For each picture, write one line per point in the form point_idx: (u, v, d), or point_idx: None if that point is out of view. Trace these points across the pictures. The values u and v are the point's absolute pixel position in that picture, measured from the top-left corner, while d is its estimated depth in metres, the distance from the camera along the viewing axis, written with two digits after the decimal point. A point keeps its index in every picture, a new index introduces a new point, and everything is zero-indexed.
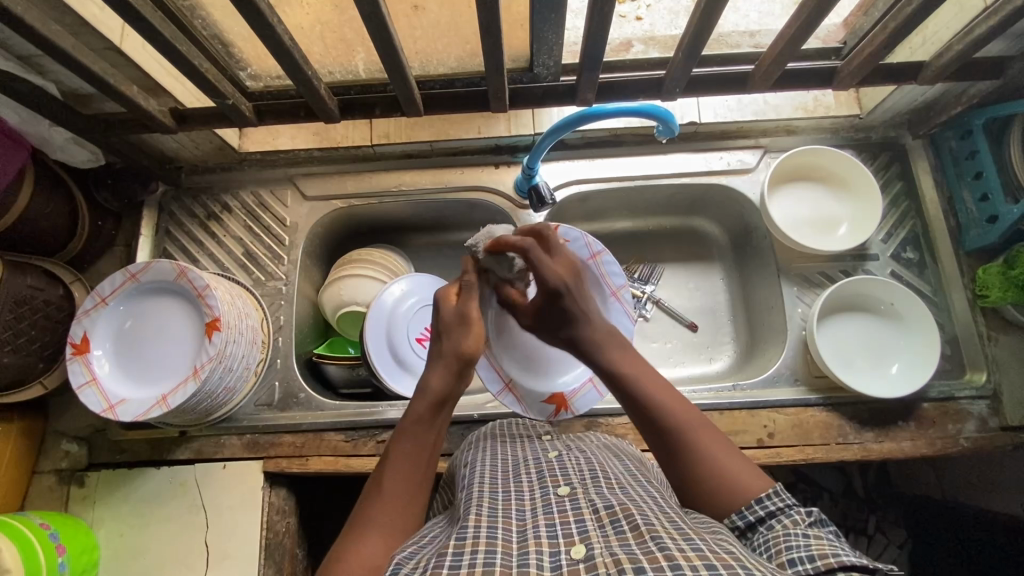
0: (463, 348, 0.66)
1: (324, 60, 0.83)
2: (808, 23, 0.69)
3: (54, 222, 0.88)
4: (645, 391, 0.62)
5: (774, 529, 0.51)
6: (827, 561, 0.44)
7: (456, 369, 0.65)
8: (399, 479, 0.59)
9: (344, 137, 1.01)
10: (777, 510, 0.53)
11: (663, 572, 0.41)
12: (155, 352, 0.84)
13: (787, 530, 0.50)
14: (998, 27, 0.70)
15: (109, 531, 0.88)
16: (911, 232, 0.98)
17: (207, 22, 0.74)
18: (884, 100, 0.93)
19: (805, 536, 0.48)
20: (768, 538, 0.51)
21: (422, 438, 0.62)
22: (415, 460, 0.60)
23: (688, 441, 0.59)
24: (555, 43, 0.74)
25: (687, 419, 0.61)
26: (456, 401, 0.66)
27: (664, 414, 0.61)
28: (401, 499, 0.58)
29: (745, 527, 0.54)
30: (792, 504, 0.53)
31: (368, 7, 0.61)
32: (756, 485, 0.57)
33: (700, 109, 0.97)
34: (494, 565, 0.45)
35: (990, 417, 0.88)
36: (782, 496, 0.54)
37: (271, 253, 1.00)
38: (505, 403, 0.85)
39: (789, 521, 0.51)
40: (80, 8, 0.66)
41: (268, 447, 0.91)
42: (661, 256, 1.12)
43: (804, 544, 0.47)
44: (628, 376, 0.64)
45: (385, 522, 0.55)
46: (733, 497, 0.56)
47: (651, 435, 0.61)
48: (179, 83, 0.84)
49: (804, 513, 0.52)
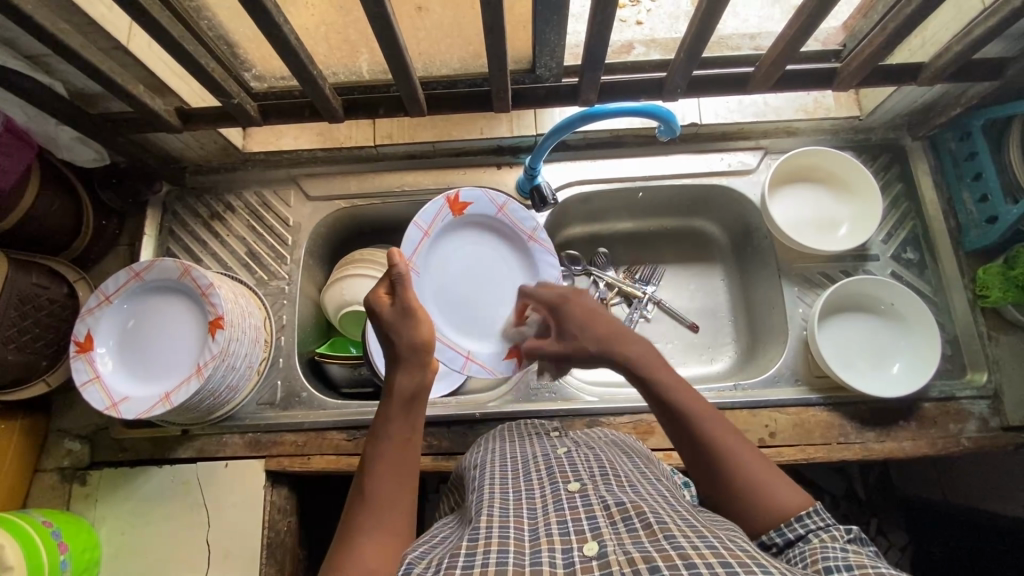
0: (414, 339, 0.66)
1: (328, 60, 0.84)
2: (808, 25, 0.70)
3: (59, 221, 0.89)
4: (684, 404, 0.63)
5: (811, 543, 0.51)
6: (865, 570, 0.44)
7: (417, 361, 0.66)
8: (388, 479, 0.59)
9: (348, 137, 1.01)
10: (816, 528, 0.53)
11: (678, 570, 0.41)
12: (152, 350, 0.84)
13: (823, 544, 0.50)
14: (997, 27, 0.70)
15: (110, 530, 0.88)
16: (911, 233, 0.98)
17: (213, 23, 0.75)
18: (883, 102, 0.94)
19: (842, 549, 0.48)
20: (805, 551, 0.50)
21: (398, 435, 0.62)
22: (397, 458, 0.60)
23: (726, 454, 0.59)
24: (557, 44, 0.75)
25: (726, 434, 0.61)
26: (427, 395, 0.66)
27: (703, 428, 0.61)
28: (393, 497, 0.57)
29: (783, 544, 0.55)
30: (830, 523, 0.54)
31: (374, 6, 0.61)
32: (796, 500, 0.57)
33: (700, 110, 0.98)
34: (507, 565, 0.45)
35: (991, 417, 0.89)
36: (822, 514, 0.55)
37: (274, 253, 1.01)
38: (471, 372, 0.89)
39: (826, 537, 0.52)
40: (88, 8, 0.67)
41: (270, 445, 0.91)
42: (662, 257, 1.12)
43: (841, 556, 0.47)
44: (668, 393, 0.64)
45: (375, 521, 0.55)
46: (774, 511, 0.56)
47: (689, 446, 0.61)
48: (184, 83, 0.85)
49: (841, 530, 0.52)
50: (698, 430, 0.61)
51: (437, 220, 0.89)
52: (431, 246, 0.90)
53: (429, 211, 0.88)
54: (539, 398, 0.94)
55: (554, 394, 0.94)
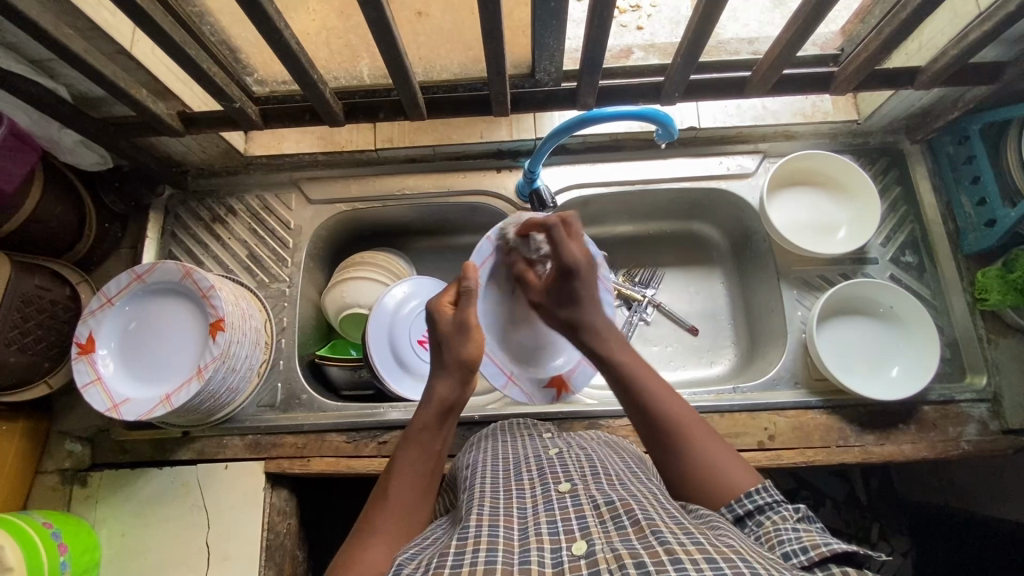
0: (465, 355, 0.68)
1: (329, 65, 0.85)
2: (804, 30, 0.70)
3: (61, 224, 0.90)
4: (645, 385, 0.66)
5: (763, 524, 0.53)
6: (819, 550, 0.46)
7: (462, 375, 0.67)
8: (410, 484, 0.60)
9: (349, 142, 1.01)
10: (767, 503, 0.55)
11: (664, 567, 0.41)
12: (159, 353, 0.85)
13: (777, 526, 0.52)
14: (992, 31, 0.71)
15: (110, 531, 0.88)
16: (910, 236, 0.98)
17: (215, 28, 0.76)
18: (881, 106, 0.94)
19: (795, 530, 0.50)
20: (760, 531, 0.53)
21: (430, 443, 0.63)
22: (423, 464, 0.62)
23: (684, 436, 0.62)
24: (556, 49, 0.75)
25: (683, 414, 0.64)
26: (462, 407, 0.68)
27: (660, 408, 0.64)
28: (412, 501, 0.59)
29: (736, 520, 0.56)
30: (779, 501, 0.55)
31: (374, 11, 0.62)
32: (747, 480, 0.59)
33: (699, 115, 0.98)
34: (495, 564, 0.45)
35: (990, 421, 0.89)
36: (771, 491, 0.56)
37: (275, 255, 1.01)
38: (510, 394, 0.90)
39: (777, 516, 0.53)
40: (92, 13, 0.67)
41: (270, 447, 0.92)
42: (662, 260, 1.13)
43: (795, 537, 0.49)
44: (628, 372, 0.68)
45: (392, 522, 0.57)
46: (724, 489, 0.58)
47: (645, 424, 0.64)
48: (187, 87, 0.86)
49: (791, 509, 0.54)
50: (654, 407, 0.64)
51: (510, 235, 0.86)
52: (497, 264, 0.87)
53: (502, 229, 0.87)
54: (538, 400, 0.95)
55: (554, 397, 0.95)
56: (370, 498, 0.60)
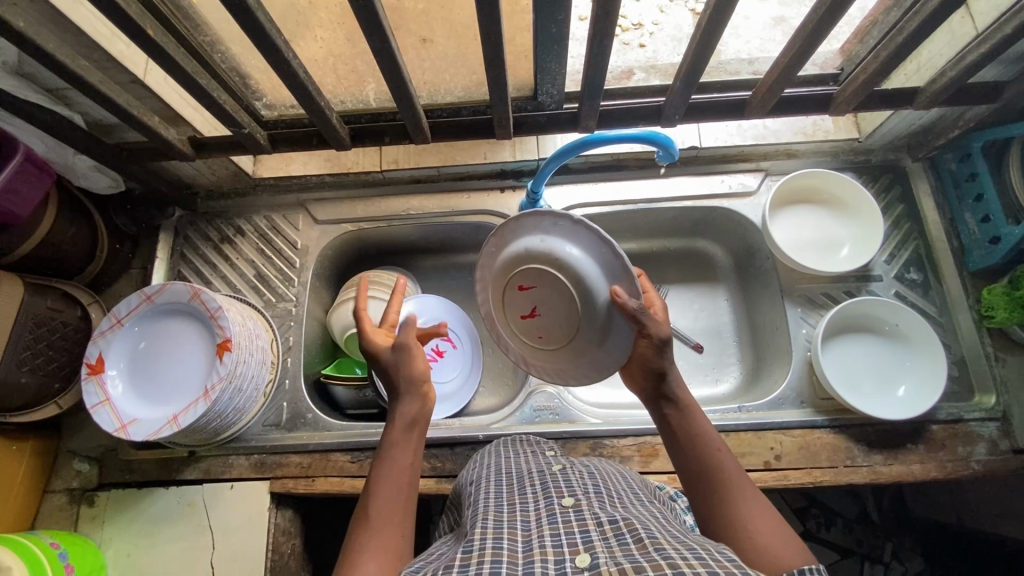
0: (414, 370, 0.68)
1: (336, 90, 0.86)
2: (803, 51, 0.71)
3: (73, 246, 0.92)
4: (704, 447, 0.63)
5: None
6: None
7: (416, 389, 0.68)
8: (393, 498, 0.60)
9: (355, 163, 1.05)
10: None
11: None
12: (152, 380, 0.85)
13: None
14: (988, 53, 0.71)
15: (116, 551, 0.89)
16: (914, 254, 0.98)
17: (226, 56, 0.78)
18: (880, 125, 0.95)
19: None
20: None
21: (404, 456, 0.64)
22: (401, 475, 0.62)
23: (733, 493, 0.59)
24: (558, 73, 0.76)
25: (739, 479, 0.60)
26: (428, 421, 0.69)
27: (715, 467, 0.61)
28: (396, 514, 0.59)
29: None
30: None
31: (378, 41, 0.64)
32: (799, 555, 0.53)
33: (700, 135, 1.00)
34: (501, 573, 0.45)
35: (1000, 440, 0.88)
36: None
37: (282, 275, 1.02)
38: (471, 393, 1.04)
39: None
40: (107, 44, 0.70)
41: (275, 466, 0.92)
42: (666, 278, 1.13)
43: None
44: (688, 428, 0.65)
45: (383, 538, 0.57)
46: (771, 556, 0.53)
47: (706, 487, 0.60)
48: (198, 113, 0.88)
49: None
50: (710, 467, 0.61)
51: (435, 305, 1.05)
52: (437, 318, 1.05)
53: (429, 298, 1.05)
54: (542, 420, 0.94)
55: (557, 416, 0.94)
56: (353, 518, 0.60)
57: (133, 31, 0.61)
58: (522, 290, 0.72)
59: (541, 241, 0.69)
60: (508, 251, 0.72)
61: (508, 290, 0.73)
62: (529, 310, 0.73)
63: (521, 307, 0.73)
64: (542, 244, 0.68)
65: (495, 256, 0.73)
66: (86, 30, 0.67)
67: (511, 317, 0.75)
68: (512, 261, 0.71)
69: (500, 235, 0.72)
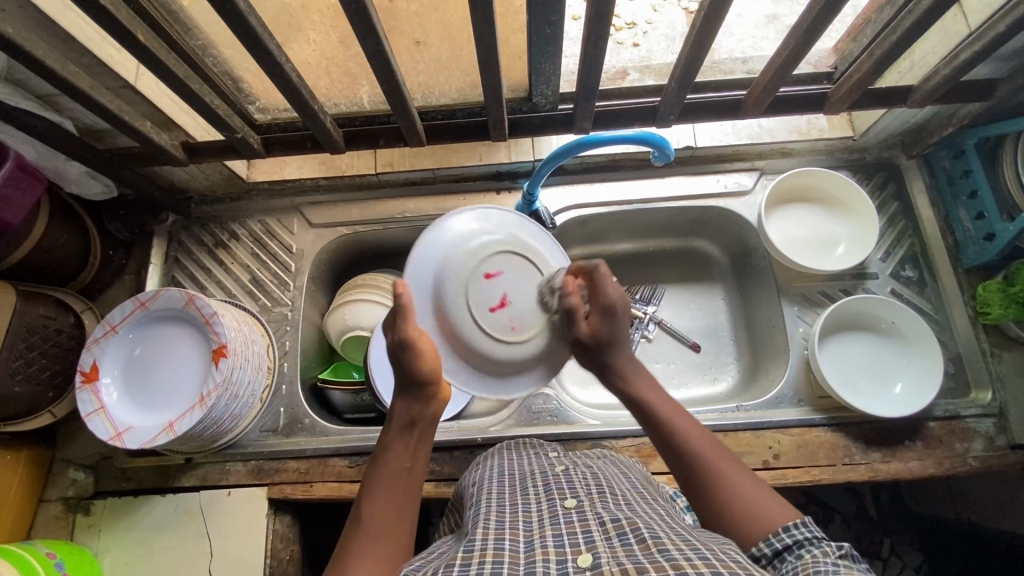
0: (418, 373, 0.64)
1: (330, 92, 0.86)
2: (796, 51, 0.71)
3: (67, 253, 0.91)
4: (671, 420, 0.66)
5: (803, 557, 0.50)
6: None
7: (418, 391, 0.64)
8: (386, 502, 0.60)
9: (350, 167, 1.03)
10: (806, 539, 0.52)
11: None
12: (149, 392, 0.84)
13: (816, 559, 0.49)
14: (981, 52, 0.72)
15: (113, 560, 0.88)
16: (909, 251, 0.99)
17: (218, 59, 0.77)
18: (874, 124, 0.95)
19: (834, 566, 0.47)
20: (796, 563, 0.49)
21: (403, 462, 0.62)
22: (401, 482, 0.61)
23: (711, 467, 0.61)
24: (552, 74, 0.76)
25: (712, 449, 0.63)
26: (433, 420, 0.66)
27: (694, 447, 0.63)
28: (387, 521, 0.58)
29: (773, 556, 0.53)
30: (820, 536, 0.53)
31: (372, 44, 0.63)
32: (785, 515, 0.56)
33: (695, 135, 0.99)
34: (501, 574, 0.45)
35: (997, 436, 0.88)
36: (810, 526, 0.54)
37: (278, 280, 1.02)
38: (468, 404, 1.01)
39: (818, 551, 0.50)
40: (97, 49, 0.69)
41: (273, 472, 0.91)
42: (662, 277, 1.13)
43: (832, 570, 0.46)
44: (658, 409, 0.67)
45: (372, 545, 0.56)
46: (764, 524, 0.56)
47: (678, 461, 0.64)
48: (189, 117, 0.87)
49: (834, 545, 0.51)
50: (683, 445, 0.64)
51: None
52: None
53: None
54: (541, 421, 0.95)
55: (556, 418, 0.95)
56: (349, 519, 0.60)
57: (123, 36, 0.60)
58: (485, 281, 0.67)
59: (461, 247, 0.68)
60: (450, 261, 0.68)
61: (469, 284, 0.67)
62: (494, 303, 0.68)
63: (487, 300, 0.67)
64: (464, 248, 0.68)
65: (450, 276, 0.67)
66: (76, 37, 0.66)
67: (467, 320, 0.67)
68: (471, 250, 0.68)
69: (425, 245, 0.69)
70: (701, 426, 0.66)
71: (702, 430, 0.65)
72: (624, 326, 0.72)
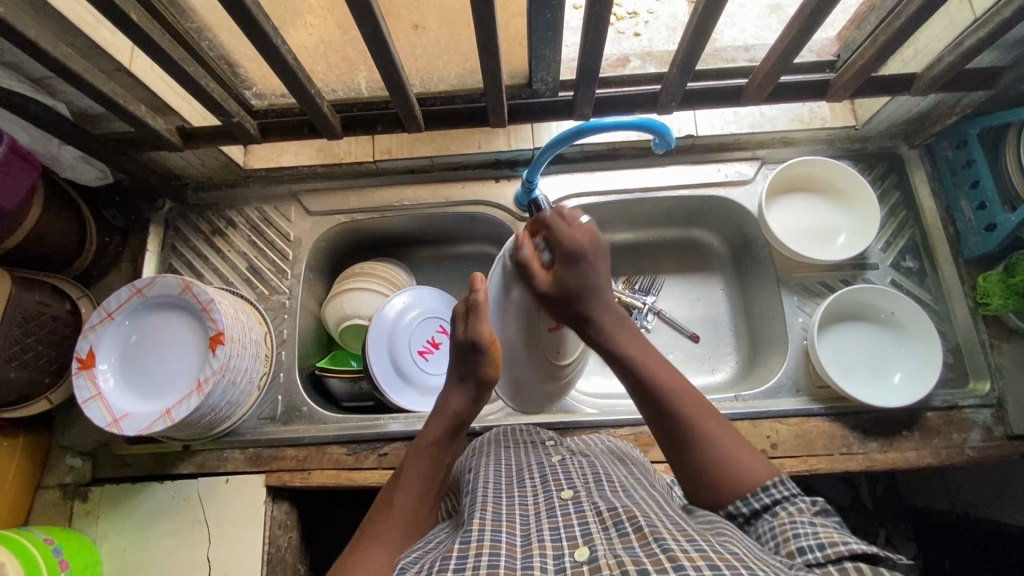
0: (485, 374, 0.67)
1: (327, 78, 0.85)
2: (799, 38, 0.70)
3: (63, 240, 0.90)
4: (652, 377, 0.64)
5: (779, 517, 0.53)
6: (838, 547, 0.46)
7: (478, 392, 0.67)
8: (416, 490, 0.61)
9: (347, 153, 1.02)
10: (784, 498, 0.55)
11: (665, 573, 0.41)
12: (147, 379, 0.84)
13: (793, 519, 0.52)
14: (987, 38, 0.71)
15: (112, 546, 0.88)
16: (910, 241, 0.98)
17: (214, 42, 0.76)
18: (878, 112, 0.94)
19: (810, 523, 0.50)
20: (775, 525, 0.53)
21: (437, 456, 0.64)
22: (430, 475, 0.62)
23: (697, 430, 0.61)
24: (552, 60, 0.75)
25: (695, 407, 0.62)
26: (472, 422, 0.68)
27: (677, 409, 0.62)
28: (413, 508, 0.59)
29: (751, 515, 0.56)
30: (797, 493, 0.55)
31: (368, 27, 0.62)
32: (764, 472, 0.58)
33: (696, 123, 0.99)
34: (498, 567, 0.45)
35: (994, 426, 0.88)
36: (787, 484, 0.56)
37: (275, 267, 1.01)
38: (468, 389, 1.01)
39: (794, 509, 0.54)
40: (90, 31, 0.68)
41: (270, 460, 0.91)
42: (662, 267, 1.13)
43: (809, 528, 0.50)
44: (642, 369, 0.64)
45: (393, 528, 0.57)
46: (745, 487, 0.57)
47: (662, 418, 0.62)
48: (184, 102, 0.86)
49: (809, 502, 0.54)
50: (664, 400, 0.63)
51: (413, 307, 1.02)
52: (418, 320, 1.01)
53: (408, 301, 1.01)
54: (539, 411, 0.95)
55: (554, 407, 0.95)
56: (377, 501, 0.61)
57: (116, 17, 0.60)
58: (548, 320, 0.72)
59: None
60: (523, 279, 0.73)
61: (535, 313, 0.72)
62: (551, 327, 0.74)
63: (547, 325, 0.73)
64: None
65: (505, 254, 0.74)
66: (70, 18, 0.65)
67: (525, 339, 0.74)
68: None
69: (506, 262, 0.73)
70: (684, 380, 0.65)
71: (689, 388, 0.64)
72: (592, 271, 0.66)
